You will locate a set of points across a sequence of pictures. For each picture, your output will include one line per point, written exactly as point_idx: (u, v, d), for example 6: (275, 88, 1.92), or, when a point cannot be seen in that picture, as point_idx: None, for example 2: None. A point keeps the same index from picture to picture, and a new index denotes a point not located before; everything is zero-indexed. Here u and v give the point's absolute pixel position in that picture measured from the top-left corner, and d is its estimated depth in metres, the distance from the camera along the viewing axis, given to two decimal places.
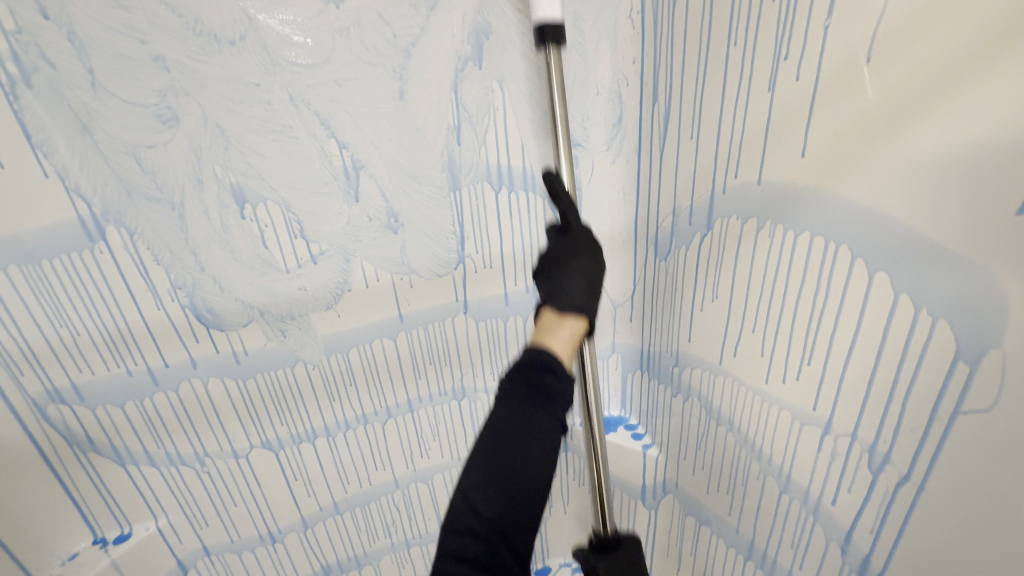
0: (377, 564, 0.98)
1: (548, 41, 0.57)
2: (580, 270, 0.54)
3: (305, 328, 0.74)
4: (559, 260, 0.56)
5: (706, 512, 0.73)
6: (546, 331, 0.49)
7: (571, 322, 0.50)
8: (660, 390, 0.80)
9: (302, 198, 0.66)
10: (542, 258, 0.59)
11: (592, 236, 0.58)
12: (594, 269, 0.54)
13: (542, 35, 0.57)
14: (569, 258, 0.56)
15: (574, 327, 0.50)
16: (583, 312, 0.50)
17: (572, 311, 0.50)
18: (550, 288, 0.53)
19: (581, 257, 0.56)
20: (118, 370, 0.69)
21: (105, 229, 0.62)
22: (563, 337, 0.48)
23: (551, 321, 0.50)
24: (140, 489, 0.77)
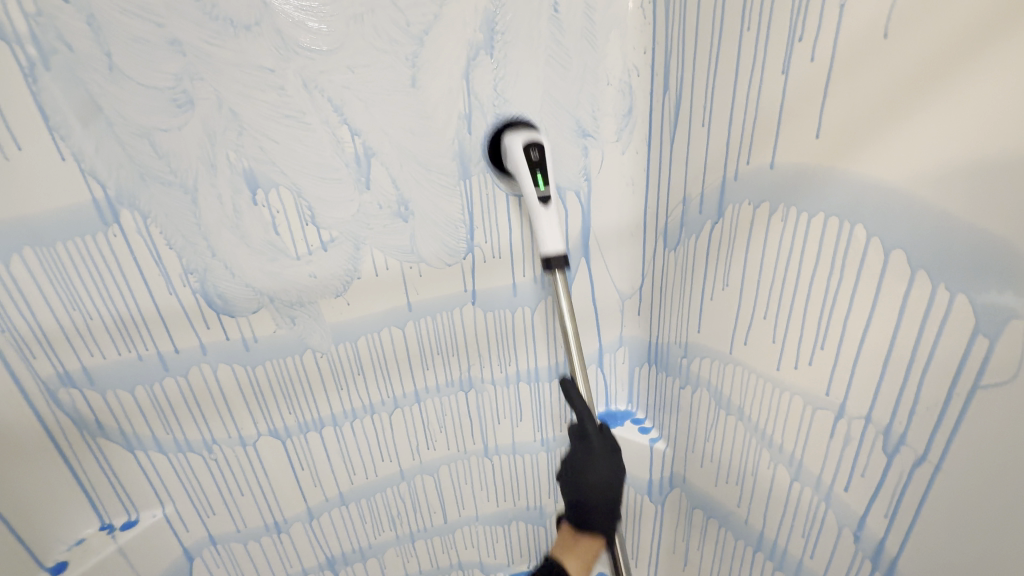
0: (382, 557, 0.98)
1: (556, 268, 0.65)
2: (595, 487, 0.63)
3: (314, 315, 0.74)
4: (578, 472, 0.64)
5: (715, 504, 0.73)
6: (565, 551, 0.63)
7: (584, 542, 0.63)
8: (668, 383, 0.80)
9: (314, 184, 0.67)
10: (566, 460, 0.66)
11: (607, 441, 0.65)
12: (611, 480, 0.63)
13: (549, 263, 0.65)
14: (589, 467, 0.63)
15: (588, 548, 0.63)
16: (597, 534, 0.64)
17: (586, 529, 0.64)
18: (573, 487, 0.64)
19: (598, 469, 0.63)
20: (129, 354, 0.70)
21: (118, 213, 0.62)
22: (579, 556, 0.62)
23: (568, 537, 0.65)
24: (147, 475, 0.78)
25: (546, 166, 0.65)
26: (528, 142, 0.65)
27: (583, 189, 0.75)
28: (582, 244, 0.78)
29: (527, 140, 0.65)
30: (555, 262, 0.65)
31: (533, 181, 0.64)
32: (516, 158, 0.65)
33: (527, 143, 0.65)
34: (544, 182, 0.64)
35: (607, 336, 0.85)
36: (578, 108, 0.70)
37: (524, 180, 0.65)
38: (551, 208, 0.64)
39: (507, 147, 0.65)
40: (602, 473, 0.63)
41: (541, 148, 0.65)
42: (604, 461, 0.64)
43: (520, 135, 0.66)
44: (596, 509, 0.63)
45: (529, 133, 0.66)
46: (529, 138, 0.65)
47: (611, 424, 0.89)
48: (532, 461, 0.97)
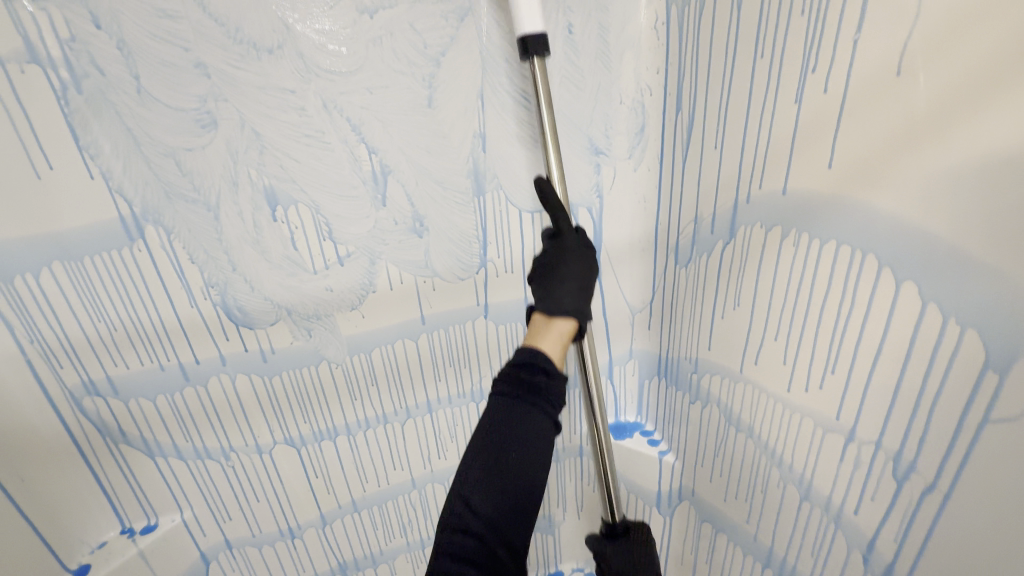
0: (392, 563, 0.99)
1: (534, 54, 0.57)
2: (570, 274, 0.58)
3: (330, 328, 0.76)
4: (550, 263, 0.60)
5: (724, 519, 0.73)
6: (541, 337, 0.54)
7: (560, 321, 0.55)
8: (678, 397, 0.80)
9: (332, 201, 0.68)
10: (540, 261, 0.61)
11: (581, 239, 0.61)
12: (586, 272, 0.59)
13: (525, 45, 0.57)
14: (561, 259, 0.60)
15: (565, 329, 0.55)
16: (573, 313, 0.55)
17: (561, 311, 0.55)
18: (545, 289, 0.58)
19: (572, 259, 0.60)
20: (151, 364, 0.72)
21: (144, 229, 0.64)
22: (553, 338, 0.53)
23: (541, 324, 0.55)
24: (167, 481, 0.80)
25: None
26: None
27: (595, 205, 0.76)
28: (594, 259, 0.79)
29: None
30: (533, 42, 0.57)
31: None
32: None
33: None
34: None
35: (616, 348, 0.87)
36: (591, 126, 0.71)
37: None
38: None
39: None
40: (579, 262, 0.60)
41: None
42: (579, 258, 0.60)
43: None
44: (571, 295, 0.56)
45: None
46: None
47: (621, 435, 0.91)
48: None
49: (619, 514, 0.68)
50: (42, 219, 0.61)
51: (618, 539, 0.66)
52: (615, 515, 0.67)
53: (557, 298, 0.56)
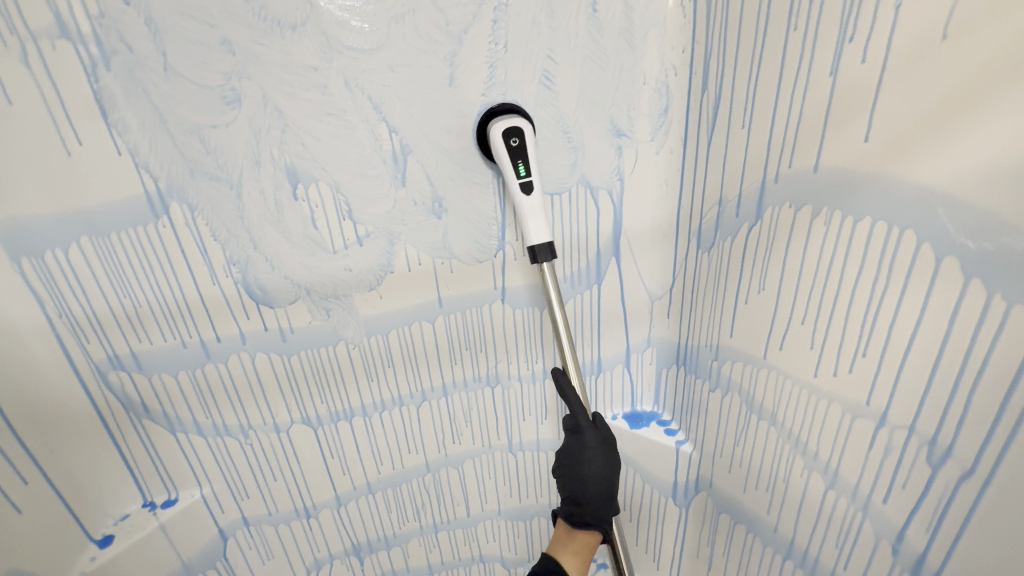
0: (406, 546, 1.00)
1: (541, 260, 0.66)
2: (593, 477, 0.69)
3: (348, 308, 0.76)
4: (573, 455, 0.71)
5: (743, 509, 0.72)
6: (562, 551, 0.69)
7: (579, 537, 0.70)
8: (697, 386, 0.79)
9: (352, 180, 0.68)
10: (562, 459, 0.72)
11: (601, 436, 0.71)
12: (605, 472, 0.69)
13: (535, 254, 0.66)
14: (583, 457, 0.70)
15: (584, 542, 0.69)
16: (592, 527, 0.69)
17: (580, 523, 0.70)
18: (570, 495, 0.70)
19: (593, 457, 0.70)
20: (174, 341, 0.73)
21: (168, 205, 0.65)
22: (571, 559, 0.68)
23: (563, 536, 0.71)
24: (188, 456, 0.81)
25: (527, 153, 0.65)
26: (508, 129, 0.64)
27: (616, 190, 0.75)
28: (613, 244, 0.78)
29: (509, 127, 0.64)
30: (541, 251, 0.65)
31: (513, 169, 0.64)
32: (496, 149, 0.65)
33: (507, 128, 0.64)
34: (525, 169, 0.65)
35: (634, 337, 0.86)
36: (613, 109, 0.70)
37: (506, 168, 0.65)
38: (534, 195, 0.65)
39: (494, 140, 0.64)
40: (597, 462, 0.70)
41: (522, 135, 0.64)
42: (597, 453, 0.70)
43: (500, 122, 0.65)
44: (593, 492, 0.69)
45: (509, 117, 0.65)
46: (509, 124, 0.64)
47: (636, 425, 0.90)
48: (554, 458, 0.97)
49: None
50: (72, 195, 0.62)
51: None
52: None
53: (583, 484, 0.69)
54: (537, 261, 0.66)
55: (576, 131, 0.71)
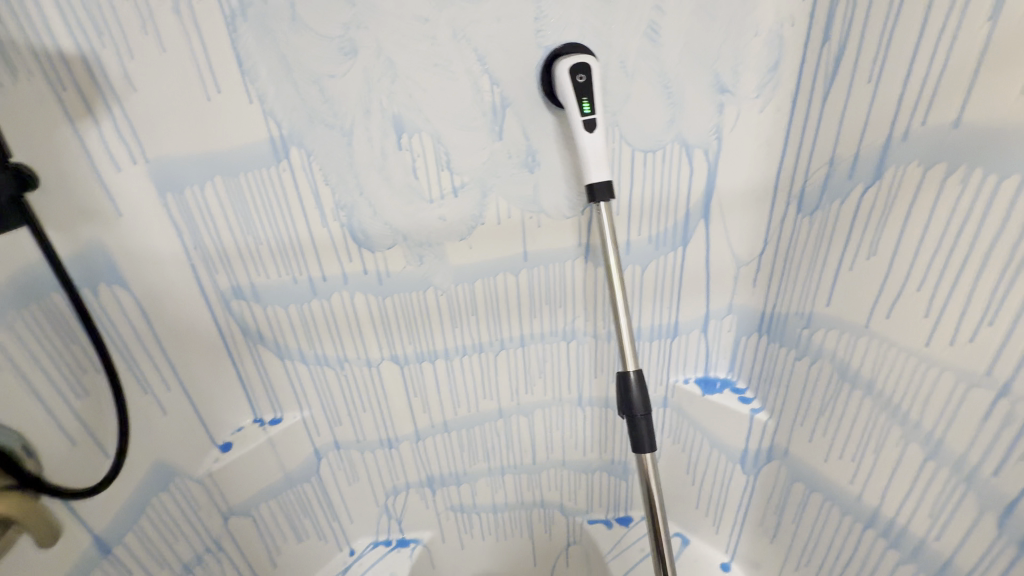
0: (474, 484, 1.08)
1: (598, 199, 0.67)
2: None
3: (440, 256, 0.81)
4: None
5: (820, 478, 0.72)
6: None
7: None
8: (780, 354, 0.78)
9: (452, 131, 0.71)
10: None
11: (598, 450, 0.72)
12: None
13: (593, 193, 0.66)
14: None
15: None
16: None
17: None
18: None
19: None
20: (286, 277, 0.81)
21: (289, 150, 0.71)
22: None
23: None
24: (293, 381, 0.91)
25: (593, 91, 0.65)
26: (575, 66, 0.64)
27: (712, 149, 0.73)
28: (703, 205, 0.77)
29: (575, 64, 0.64)
30: (598, 189, 0.66)
31: (578, 107, 0.64)
32: (562, 84, 0.65)
33: (572, 64, 0.64)
34: (589, 107, 0.64)
35: (715, 302, 0.85)
36: (719, 62, 0.68)
37: (569, 103, 0.65)
38: (596, 137, 0.65)
39: (556, 74, 0.65)
40: None
41: (588, 71, 0.64)
42: None
43: (567, 59, 0.64)
44: None
45: (575, 55, 0.65)
46: (575, 59, 0.64)
47: (709, 390, 0.90)
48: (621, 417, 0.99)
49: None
50: (207, 138, 0.70)
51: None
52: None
53: None
54: (593, 198, 0.67)
55: (677, 85, 0.69)
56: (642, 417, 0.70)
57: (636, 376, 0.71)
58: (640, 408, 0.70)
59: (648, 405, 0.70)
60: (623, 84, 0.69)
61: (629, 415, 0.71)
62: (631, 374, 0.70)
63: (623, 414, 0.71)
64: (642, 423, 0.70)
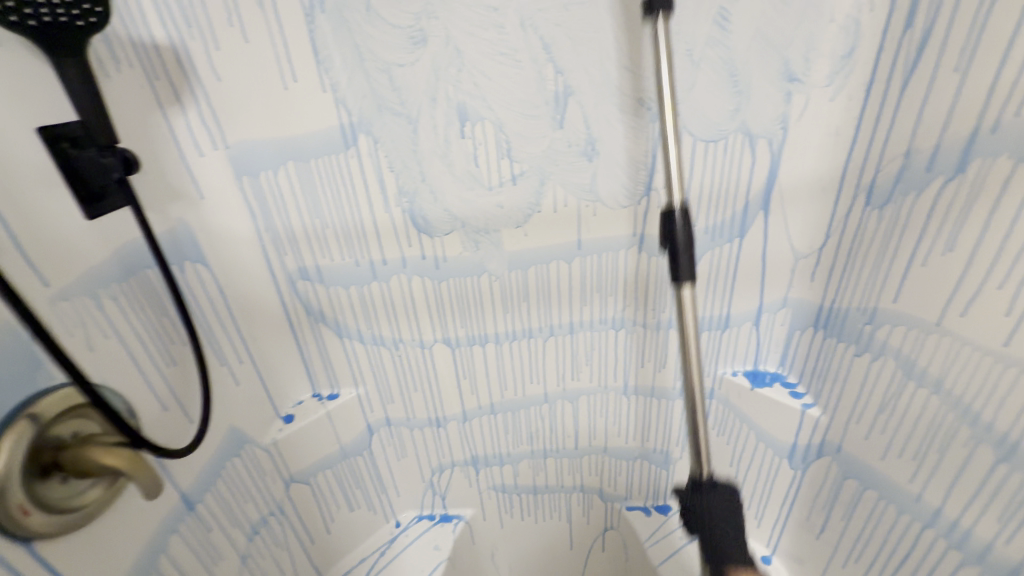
0: (516, 465, 1.11)
1: (656, 11, 0.58)
2: None
3: (496, 243, 0.83)
4: None
5: (876, 476, 0.71)
6: None
7: None
8: (837, 349, 0.77)
9: (514, 119, 0.73)
10: None
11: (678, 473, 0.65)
12: None
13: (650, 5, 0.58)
14: None
15: None
16: None
17: None
18: None
19: None
20: (349, 260, 0.85)
21: (357, 137, 0.74)
22: None
23: None
24: (350, 359, 0.95)
25: None
26: None
27: (777, 139, 0.72)
28: (763, 197, 0.76)
29: None
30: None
31: None
32: None
33: None
34: None
35: (769, 295, 0.84)
36: (790, 49, 0.66)
37: None
38: None
39: None
40: None
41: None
42: None
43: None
44: None
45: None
46: None
47: (758, 383, 0.90)
48: (666, 407, 0.99)
49: (707, 469, 0.65)
50: (284, 125, 0.74)
51: (704, 490, 0.62)
52: (704, 469, 0.65)
53: None
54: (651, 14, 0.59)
55: (744, 73, 0.68)
56: (682, 255, 0.62)
57: (682, 213, 0.62)
58: (682, 246, 0.61)
59: (692, 243, 0.62)
60: (688, 72, 0.69)
61: (669, 248, 0.63)
62: (677, 210, 0.61)
63: (663, 245, 0.63)
64: (685, 261, 0.62)
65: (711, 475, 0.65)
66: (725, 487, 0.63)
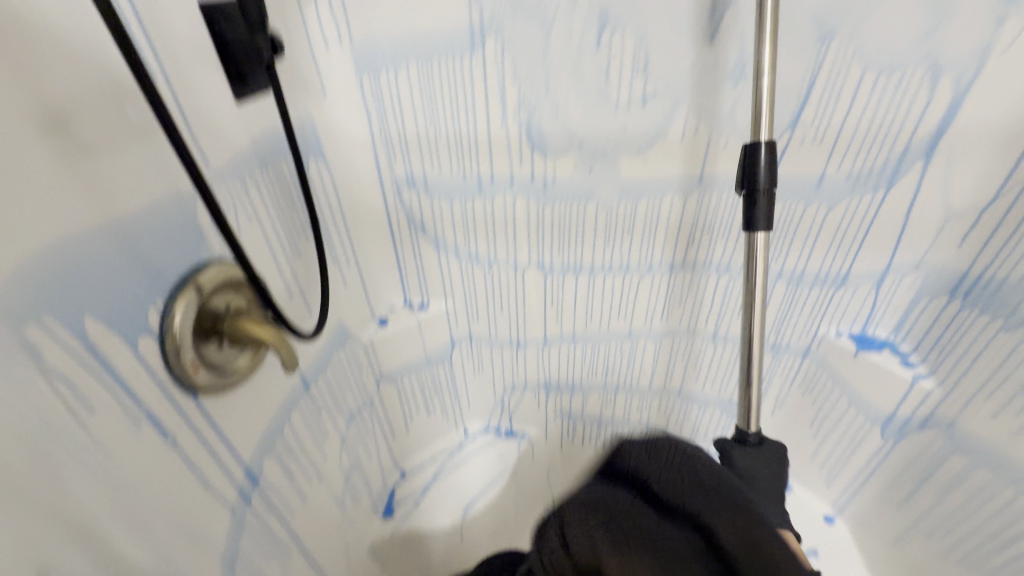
0: (586, 396, 1.13)
1: None
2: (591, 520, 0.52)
3: (611, 168, 0.79)
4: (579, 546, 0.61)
5: (1001, 454, 0.70)
6: None
7: None
8: (977, 322, 0.72)
9: (660, 30, 0.67)
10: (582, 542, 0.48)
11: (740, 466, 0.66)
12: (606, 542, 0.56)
13: None
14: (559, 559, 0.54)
15: None
16: None
17: None
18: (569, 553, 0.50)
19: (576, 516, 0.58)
20: (457, 173, 0.84)
21: (486, 39, 0.70)
22: None
23: None
24: (443, 273, 0.97)
25: None
26: None
27: (968, 73, 0.62)
28: (929, 142, 0.67)
29: None
30: None
31: None
32: None
33: None
34: None
35: (903, 255, 0.77)
36: None
37: None
38: None
39: None
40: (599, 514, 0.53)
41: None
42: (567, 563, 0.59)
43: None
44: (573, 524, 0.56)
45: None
46: None
47: (865, 346, 0.84)
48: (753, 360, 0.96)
49: (754, 427, 0.70)
50: (414, 20, 0.71)
51: (749, 446, 0.68)
52: (751, 425, 0.70)
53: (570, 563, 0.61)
54: None
55: None
56: (762, 194, 0.61)
57: (768, 147, 0.60)
58: (763, 183, 0.60)
59: (773, 180, 0.61)
60: None
61: (747, 189, 0.62)
62: (762, 143, 0.59)
63: (742, 187, 0.62)
64: (762, 201, 0.61)
65: (759, 433, 0.70)
66: (771, 445, 0.69)
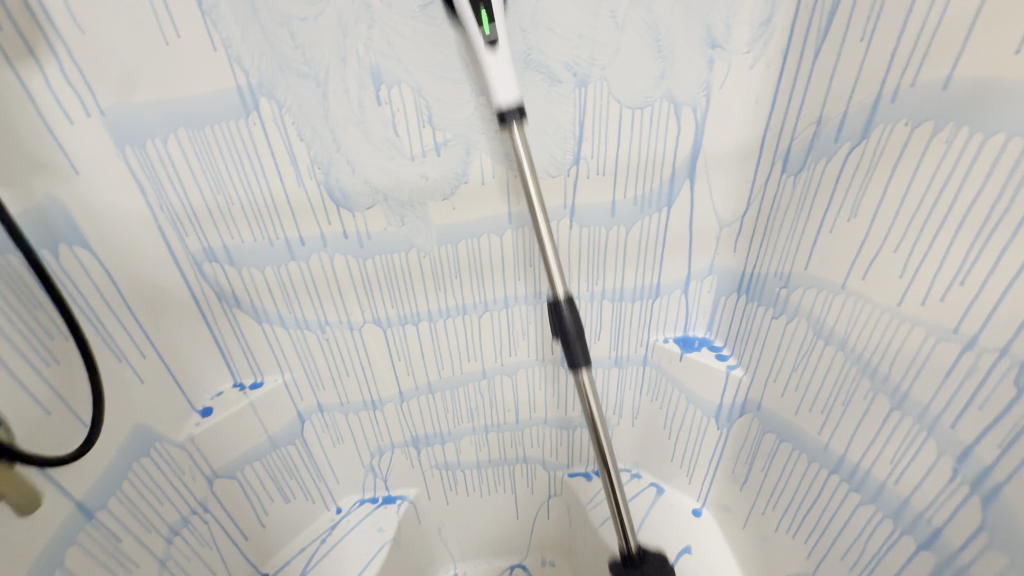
0: (458, 443, 1.10)
1: (510, 122, 0.64)
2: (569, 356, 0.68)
3: (422, 217, 0.79)
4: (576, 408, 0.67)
5: (792, 429, 0.76)
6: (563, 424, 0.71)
7: None
8: (758, 313, 0.81)
9: (434, 83, 0.69)
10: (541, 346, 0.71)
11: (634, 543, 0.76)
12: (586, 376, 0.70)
13: (503, 116, 0.63)
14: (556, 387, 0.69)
15: None
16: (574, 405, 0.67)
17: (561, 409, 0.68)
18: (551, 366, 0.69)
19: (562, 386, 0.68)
20: (262, 240, 0.78)
21: (259, 101, 0.67)
22: None
23: None
24: (271, 345, 0.89)
25: None
26: None
27: (701, 106, 0.72)
28: (689, 163, 0.76)
29: None
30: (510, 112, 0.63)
31: None
32: None
33: None
34: None
35: (697, 262, 0.86)
36: (711, 14, 0.66)
37: None
38: (496, 51, 0.61)
39: None
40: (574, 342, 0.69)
41: None
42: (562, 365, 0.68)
43: None
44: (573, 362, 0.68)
45: None
46: None
47: (688, 348, 0.92)
48: (615, 377, 0.99)
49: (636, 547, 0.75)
50: (172, 86, 0.65)
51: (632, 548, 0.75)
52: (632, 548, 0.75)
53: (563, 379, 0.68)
54: (507, 121, 0.64)
55: (668, 38, 0.67)
56: (575, 339, 0.68)
57: (567, 301, 0.68)
58: (572, 331, 0.68)
59: (580, 326, 0.68)
60: (613, 35, 0.67)
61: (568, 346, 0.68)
62: (560, 299, 0.68)
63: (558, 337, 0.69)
64: (577, 346, 0.68)
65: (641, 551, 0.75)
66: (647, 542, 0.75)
